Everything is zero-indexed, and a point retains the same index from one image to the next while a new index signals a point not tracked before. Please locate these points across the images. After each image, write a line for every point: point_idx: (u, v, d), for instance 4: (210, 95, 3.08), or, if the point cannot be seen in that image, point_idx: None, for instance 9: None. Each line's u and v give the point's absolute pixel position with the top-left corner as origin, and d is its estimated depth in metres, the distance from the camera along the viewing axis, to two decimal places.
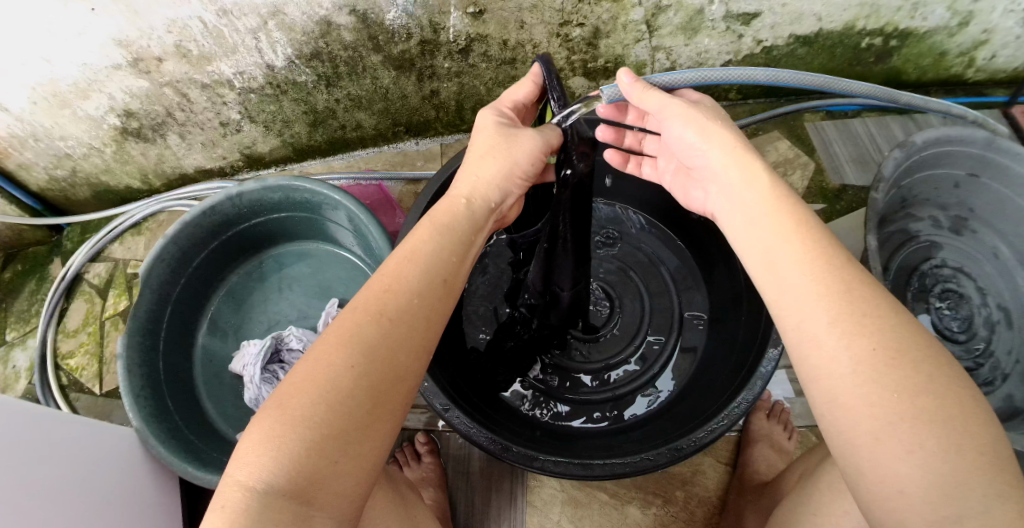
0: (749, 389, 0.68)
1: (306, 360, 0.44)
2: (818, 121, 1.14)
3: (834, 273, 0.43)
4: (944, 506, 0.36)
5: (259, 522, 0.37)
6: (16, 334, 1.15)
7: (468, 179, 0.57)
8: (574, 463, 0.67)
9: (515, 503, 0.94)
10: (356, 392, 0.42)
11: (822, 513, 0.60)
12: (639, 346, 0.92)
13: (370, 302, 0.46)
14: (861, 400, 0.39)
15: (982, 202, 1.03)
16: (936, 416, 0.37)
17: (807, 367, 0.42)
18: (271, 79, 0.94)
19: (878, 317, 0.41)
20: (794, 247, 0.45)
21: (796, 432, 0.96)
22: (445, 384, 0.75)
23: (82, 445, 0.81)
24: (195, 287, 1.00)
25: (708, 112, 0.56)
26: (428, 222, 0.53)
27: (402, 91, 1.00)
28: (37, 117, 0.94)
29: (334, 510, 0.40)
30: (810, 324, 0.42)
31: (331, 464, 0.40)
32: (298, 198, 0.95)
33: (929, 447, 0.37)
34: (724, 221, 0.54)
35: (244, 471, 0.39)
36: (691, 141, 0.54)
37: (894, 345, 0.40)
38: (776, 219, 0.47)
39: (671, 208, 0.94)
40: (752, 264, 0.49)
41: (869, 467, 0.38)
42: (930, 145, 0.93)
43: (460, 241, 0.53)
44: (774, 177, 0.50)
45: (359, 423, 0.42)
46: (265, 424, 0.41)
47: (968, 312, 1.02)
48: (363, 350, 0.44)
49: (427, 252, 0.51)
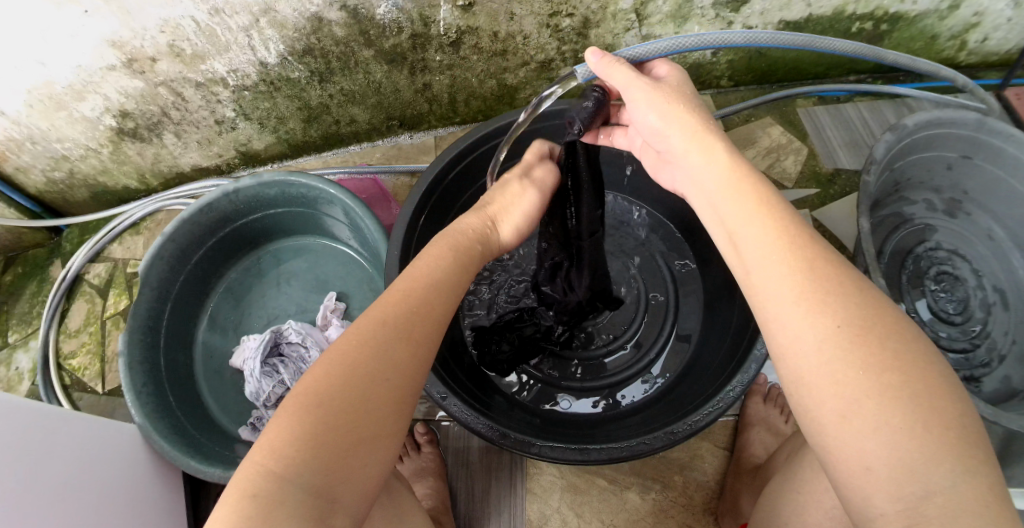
0: (744, 372, 0.69)
1: (342, 359, 0.45)
2: (811, 106, 1.15)
3: (797, 251, 0.43)
4: (911, 482, 0.36)
5: (287, 513, 0.38)
6: (18, 336, 1.16)
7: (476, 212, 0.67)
8: (572, 448, 0.68)
9: (515, 490, 0.95)
10: (389, 403, 0.45)
11: (805, 490, 0.61)
12: (635, 333, 0.93)
13: (396, 319, 0.49)
14: (826, 378, 0.39)
15: (976, 185, 1.03)
16: (902, 392, 0.38)
17: (775, 346, 0.43)
18: (265, 77, 0.94)
19: (841, 293, 0.41)
20: (755, 223, 0.46)
21: (792, 415, 0.97)
22: (445, 375, 0.76)
23: (83, 442, 0.82)
24: (195, 284, 1.01)
25: (673, 93, 0.56)
26: (449, 243, 0.60)
27: (395, 85, 1.01)
28: (33, 120, 0.95)
29: (353, 509, 0.42)
30: (777, 303, 0.43)
31: (360, 464, 0.43)
32: (293, 193, 0.95)
33: (896, 424, 0.37)
34: (693, 201, 0.55)
35: (273, 458, 0.40)
36: (653, 126, 0.56)
37: (857, 322, 0.40)
38: (736, 199, 0.48)
39: (663, 197, 0.95)
40: (720, 243, 0.50)
41: (836, 446, 0.39)
42: (921, 128, 0.93)
43: (472, 264, 0.61)
44: (737, 156, 0.51)
45: (387, 432, 0.45)
46: (297, 419, 0.42)
47: (964, 294, 1.03)
48: (395, 367, 0.47)
49: (450, 276, 0.56)
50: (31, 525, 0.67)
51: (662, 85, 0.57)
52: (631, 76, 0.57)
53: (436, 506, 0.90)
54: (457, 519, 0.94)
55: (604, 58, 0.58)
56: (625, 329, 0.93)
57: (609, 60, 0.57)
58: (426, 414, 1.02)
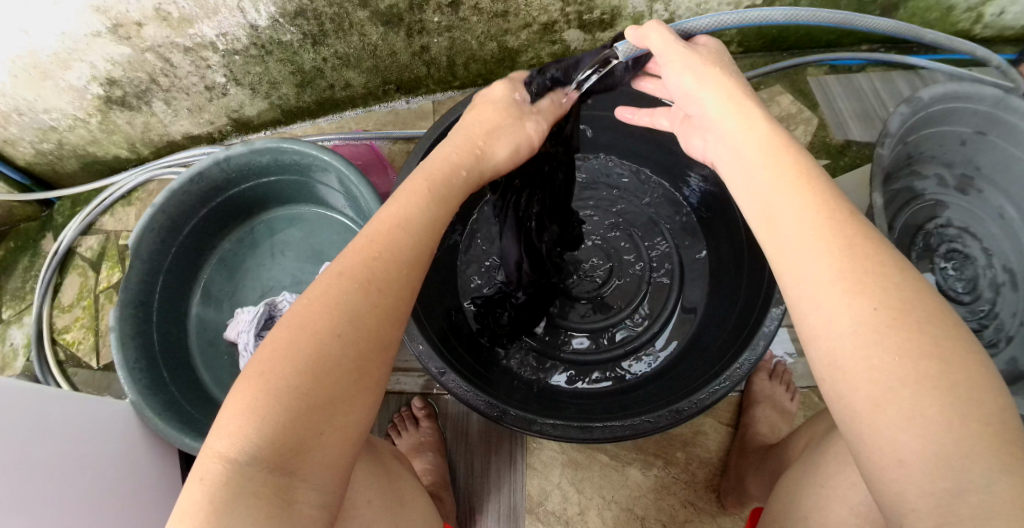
0: (752, 349, 0.67)
1: (293, 323, 0.44)
2: (822, 76, 1.11)
3: (836, 226, 0.41)
4: (945, 477, 0.33)
5: (239, 493, 0.36)
6: (12, 312, 1.14)
7: (461, 138, 0.59)
8: (573, 426, 0.66)
9: (515, 465, 0.94)
10: (343, 361, 0.43)
11: (829, 485, 0.59)
12: (643, 300, 0.92)
13: (358, 270, 0.46)
14: (860, 362, 0.36)
15: (989, 160, 0.98)
16: (940, 381, 0.35)
17: (805, 327, 0.40)
18: (256, 40, 0.91)
19: (882, 274, 0.38)
20: (794, 196, 0.43)
21: (797, 393, 0.95)
22: (444, 350, 0.73)
23: (75, 422, 0.80)
24: (187, 256, 0.99)
25: (711, 59, 0.54)
26: (415, 179, 0.55)
27: (391, 47, 0.97)
28: (18, 91, 0.92)
29: (315, 482, 0.39)
30: (809, 282, 0.40)
31: (316, 434, 0.40)
32: (287, 160, 0.93)
33: (933, 415, 0.34)
34: (722, 171, 0.52)
35: (223, 440, 0.39)
36: (686, 88, 0.53)
37: (896, 305, 0.37)
38: (773, 171, 0.45)
39: (670, 165, 0.91)
40: (749, 216, 0.47)
41: (868, 435, 0.36)
42: (935, 101, 0.90)
43: (449, 205, 0.55)
44: (775, 128, 0.48)
45: (345, 392, 0.42)
46: (247, 395, 0.40)
47: (973, 273, 1.01)
48: (351, 320, 0.44)
49: (417, 219, 0.51)
50: (27, 503, 0.66)
51: (696, 50, 0.55)
52: (668, 39, 0.54)
53: (432, 481, 0.89)
54: (456, 494, 0.93)
55: (642, 28, 0.56)
56: (632, 297, 0.92)
57: (648, 26, 0.55)
58: (424, 388, 1.00)
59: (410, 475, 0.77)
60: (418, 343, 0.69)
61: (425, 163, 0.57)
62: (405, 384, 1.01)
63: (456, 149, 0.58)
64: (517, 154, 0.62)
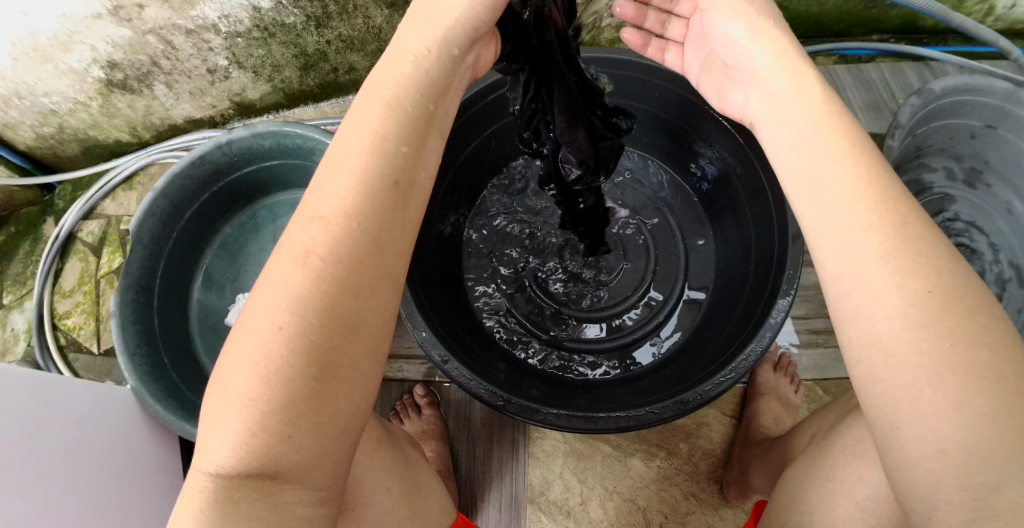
0: (758, 341, 0.65)
1: (249, 321, 0.40)
2: (831, 65, 1.10)
3: (890, 205, 0.39)
4: (983, 471, 0.33)
5: (230, 503, 0.36)
6: (12, 297, 1.14)
7: (419, 28, 0.47)
8: (576, 416, 0.65)
9: (517, 455, 0.93)
10: (293, 358, 0.37)
11: (834, 479, 0.58)
12: (647, 291, 0.92)
13: (296, 240, 0.40)
14: (904, 347, 0.35)
15: (998, 155, 0.98)
16: (988, 372, 0.34)
17: (845, 307, 0.39)
18: (258, 22, 0.90)
19: (934, 256, 0.37)
20: (844, 166, 0.41)
21: (802, 385, 0.95)
22: (445, 337, 0.72)
23: (77, 409, 0.79)
24: (187, 240, 0.98)
25: (764, 5, 0.50)
26: (367, 95, 0.45)
27: (396, 30, 0.96)
28: (18, 74, 0.91)
29: (302, 482, 0.38)
30: (857, 261, 0.38)
31: (283, 440, 0.37)
32: (288, 144, 0.92)
33: (978, 405, 0.33)
34: (763, 133, 0.50)
35: (204, 454, 0.38)
36: (736, 38, 0.50)
37: (948, 291, 0.36)
38: (826, 134, 0.43)
39: (680, 152, 0.90)
40: (792, 186, 0.45)
41: (907, 421, 0.35)
42: (948, 93, 0.89)
43: (391, 121, 0.44)
44: (829, 91, 0.46)
45: (306, 392, 0.37)
46: (217, 407, 0.39)
47: (979, 268, 0.99)
48: (293, 306, 0.38)
49: (363, 146, 0.42)
50: (24, 493, 0.66)
51: None
52: None
53: (437, 468, 0.89)
54: (459, 481, 0.93)
55: None
56: (636, 286, 0.92)
57: None
58: (426, 375, 1.00)
59: (424, 460, 0.77)
60: (421, 330, 0.68)
61: (375, 76, 0.45)
62: (407, 371, 1.00)
63: (415, 47, 0.46)
64: (475, 27, 0.49)
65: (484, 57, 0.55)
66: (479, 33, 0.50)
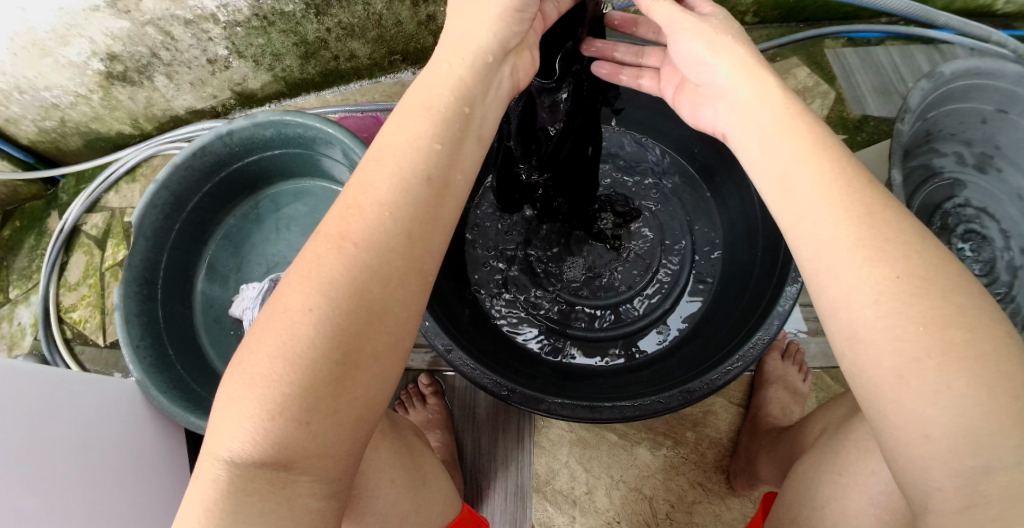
0: (766, 329, 0.64)
1: (266, 307, 0.40)
2: (839, 48, 1.08)
3: (855, 197, 0.38)
4: (973, 456, 0.31)
5: (215, 499, 0.35)
6: (19, 291, 1.14)
7: (452, 41, 0.49)
8: (582, 406, 0.65)
9: (523, 443, 0.93)
10: (317, 344, 0.37)
11: (846, 473, 0.58)
12: (653, 277, 0.91)
13: (333, 227, 0.40)
14: (883, 333, 0.34)
15: (1009, 140, 0.94)
16: (967, 351, 0.32)
17: (824, 300, 0.38)
18: (258, 11, 0.88)
19: (904, 239, 0.36)
20: (810, 168, 0.40)
21: (810, 373, 0.94)
22: (449, 325, 0.72)
23: (84, 404, 0.79)
24: (190, 233, 0.98)
25: (721, 26, 0.50)
26: (416, 100, 0.46)
27: (397, 17, 0.95)
28: (18, 69, 0.91)
29: (316, 471, 0.37)
30: (829, 250, 0.38)
31: (302, 426, 0.36)
32: (290, 134, 0.92)
33: (958, 388, 0.32)
34: (733, 144, 0.49)
35: (218, 440, 0.37)
36: (698, 56, 0.50)
37: (920, 274, 0.35)
38: (791, 139, 0.42)
39: (687, 138, 0.89)
40: (764, 190, 0.44)
41: (891, 409, 0.34)
42: (958, 76, 0.86)
43: (433, 128, 0.44)
44: (791, 96, 0.46)
45: (328, 376, 0.37)
46: (233, 391, 0.38)
47: (990, 256, 0.98)
48: (324, 290, 0.38)
49: (397, 148, 0.43)
50: (27, 491, 0.65)
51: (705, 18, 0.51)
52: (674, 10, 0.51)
53: (444, 458, 0.89)
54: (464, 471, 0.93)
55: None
56: (641, 277, 0.91)
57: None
58: (432, 364, 0.99)
59: (428, 450, 0.77)
60: (424, 319, 0.68)
61: (416, 89, 0.46)
62: (411, 360, 1.00)
63: (450, 57, 0.48)
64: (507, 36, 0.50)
65: (520, 69, 0.53)
66: (510, 41, 0.50)
